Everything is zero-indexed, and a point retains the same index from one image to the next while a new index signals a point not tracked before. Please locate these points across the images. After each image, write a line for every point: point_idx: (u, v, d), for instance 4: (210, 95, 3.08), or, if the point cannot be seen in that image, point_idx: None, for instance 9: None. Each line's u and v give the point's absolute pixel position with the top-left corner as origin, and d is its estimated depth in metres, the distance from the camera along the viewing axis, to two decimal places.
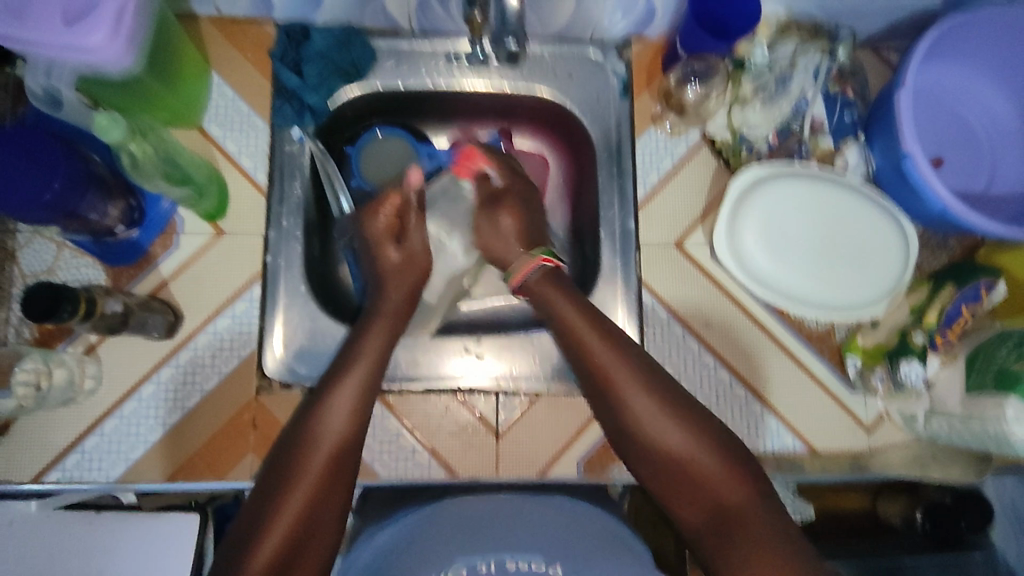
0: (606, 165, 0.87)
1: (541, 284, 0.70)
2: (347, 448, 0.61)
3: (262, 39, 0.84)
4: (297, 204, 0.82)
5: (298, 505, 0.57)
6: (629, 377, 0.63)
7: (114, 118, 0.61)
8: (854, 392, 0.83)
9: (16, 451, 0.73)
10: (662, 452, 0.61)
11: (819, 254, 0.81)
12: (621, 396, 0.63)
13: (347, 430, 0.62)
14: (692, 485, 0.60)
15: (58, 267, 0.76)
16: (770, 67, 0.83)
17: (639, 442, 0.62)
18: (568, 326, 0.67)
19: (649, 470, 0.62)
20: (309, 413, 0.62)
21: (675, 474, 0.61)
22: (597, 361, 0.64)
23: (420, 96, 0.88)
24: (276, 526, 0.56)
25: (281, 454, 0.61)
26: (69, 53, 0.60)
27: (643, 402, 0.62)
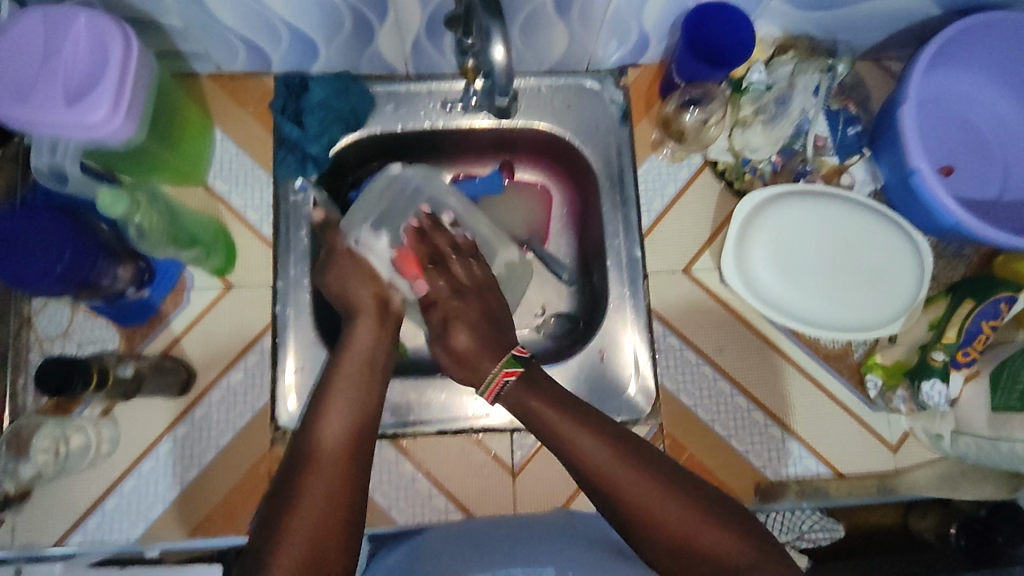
0: (609, 195, 0.86)
1: (513, 388, 0.65)
2: (356, 448, 0.60)
3: (262, 92, 0.85)
4: (304, 251, 0.81)
5: (317, 504, 0.56)
6: (622, 468, 0.59)
7: (117, 194, 0.61)
8: (875, 410, 0.82)
9: (38, 516, 0.74)
10: (667, 535, 0.57)
11: (831, 272, 0.80)
12: (607, 483, 0.59)
13: (352, 434, 0.61)
14: (704, 562, 0.57)
15: (73, 330, 0.77)
16: (769, 87, 0.81)
17: (642, 527, 0.58)
18: (547, 422, 0.62)
19: (649, 548, 0.59)
20: (311, 422, 0.62)
21: (686, 557, 0.57)
22: (580, 457, 0.60)
23: (421, 136, 0.89)
24: (296, 535, 0.54)
25: (288, 467, 0.59)
26: (72, 131, 0.61)
27: (639, 489, 0.58)
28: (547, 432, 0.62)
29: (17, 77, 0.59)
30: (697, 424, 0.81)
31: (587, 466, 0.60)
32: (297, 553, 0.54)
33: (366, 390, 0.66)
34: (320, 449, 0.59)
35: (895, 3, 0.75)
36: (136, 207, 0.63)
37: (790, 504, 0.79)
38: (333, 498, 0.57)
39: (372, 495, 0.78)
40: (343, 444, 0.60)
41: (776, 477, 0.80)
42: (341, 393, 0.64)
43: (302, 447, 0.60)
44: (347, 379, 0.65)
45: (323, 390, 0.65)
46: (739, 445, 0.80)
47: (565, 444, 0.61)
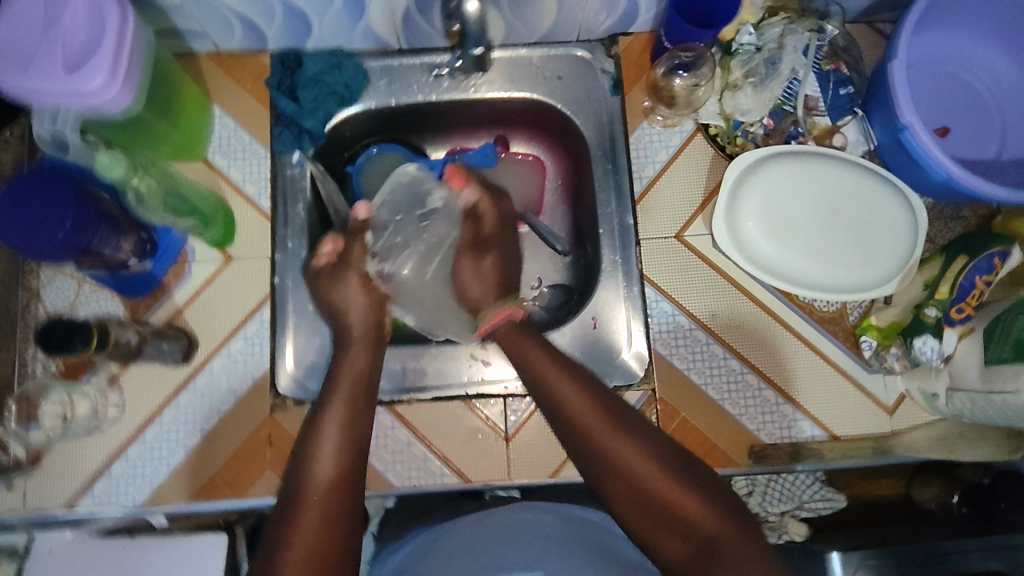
0: (601, 163, 0.87)
1: (510, 332, 0.69)
2: (342, 488, 0.60)
3: (259, 69, 0.87)
4: (301, 224, 0.84)
5: (304, 551, 0.57)
6: (597, 419, 0.62)
7: (115, 156, 0.64)
8: (871, 372, 0.81)
9: (48, 481, 0.76)
10: (635, 486, 0.60)
11: (824, 233, 0.79)
12: (595, 437, 0.62)
13: (339, 468, 0.60)
14: (683, 523, 0.59)
15: (79, 302, 0.80)
16: (758, 49, 0.81)
17: (617, 479, 0.61)
18: (534, 367, 0.66)
19: (627, 507, 0.61)
20: (303, 447, 0.62)
21: (653, 512, 0.60)
22: (565, 405, 0.63)
23: (416, 109, 0.91)
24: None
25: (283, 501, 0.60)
26: (70, 98, 0.63)
27: (616, 441, 0.61)
28: (534, 381, 0.66)
29: (20, 50, 0.62)
30: (692, 389, 0.81)
31: (568, 412, 0.63)
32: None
33: (359, 406, 0.64)
34: (308, 484, 0.59)
35: None
36: (133, 170, 0.66)
37: (785, 466, 0.79)
38: (317, 544, 0.58)
39: (369, 460, 0.79)
40: (324, 489, 0.59)
41: (771, 440, 0.80)
42: (336, 406, 0.63)
43: (292, 485, 0.60)
44: (343, 393, 0.64)
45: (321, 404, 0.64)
46: (733, 409, 0.80)
47: (549, 393, 0.64)
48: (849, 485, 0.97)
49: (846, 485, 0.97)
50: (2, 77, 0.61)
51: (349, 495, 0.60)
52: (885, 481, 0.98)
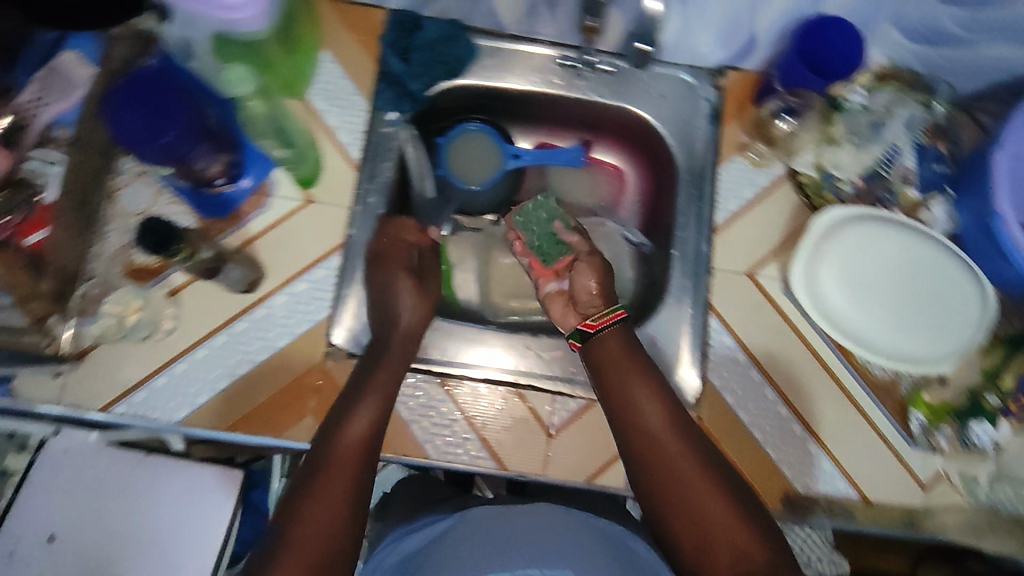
0: (687, 187, 0.87)
1: (609, 343, 0.75)
2: (364, 454, 0.66)
3: (373, 23, 0.87)
4: (386, 183, 0.84)
5: (335, 509, 0.61)
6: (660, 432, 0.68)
7: (242, 76, 0.75)
8: (914, 447, 0.82)
9: (87, 379, 0.75)
10: (704, 524, 0.63)
11: (895, 301, 0.80)
12: (652, 446, 0.68)
13: (364, 443, 0.66)
14: (717, 537, 0.63)
15: (154, 210, 0.79)
16: (867, 110, 0.82)
17: (664, 487, 0.66)
18: (612, 372, 0.73)
19: (671, 513, 0.65)
20: (336, 423, 0.68)
21: (690, 515, 0.64)
22: (654, 437, 0.68)
23: (516, 97, 0.92)
24: (304, 547, 0.59)
25: (313, 464, 0.65)
26: (212, 10, 0.63)
27: (697, 483, 0.65)
28: (625, 415, 0.70)
29: None
30: (737, 426, 0.81)
31: (656, 444, 0.68)
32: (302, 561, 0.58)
33: (392, 388, 0.71)
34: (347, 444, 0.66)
35: (998, 51, 0.77)
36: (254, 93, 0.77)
37: (815, 519, 0.80)
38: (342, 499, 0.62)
39: (409, 427, 0.78)
40: (353, 468, 0.65)
41: (806, 491, 0.80)
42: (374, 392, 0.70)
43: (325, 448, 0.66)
44: (379, 385, 0.71)
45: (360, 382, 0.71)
46: (774, 452, 0.80)
47: (638, 423, 0.69)
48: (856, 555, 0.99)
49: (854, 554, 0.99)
50: None
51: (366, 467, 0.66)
52: (892, 558, 1.00)
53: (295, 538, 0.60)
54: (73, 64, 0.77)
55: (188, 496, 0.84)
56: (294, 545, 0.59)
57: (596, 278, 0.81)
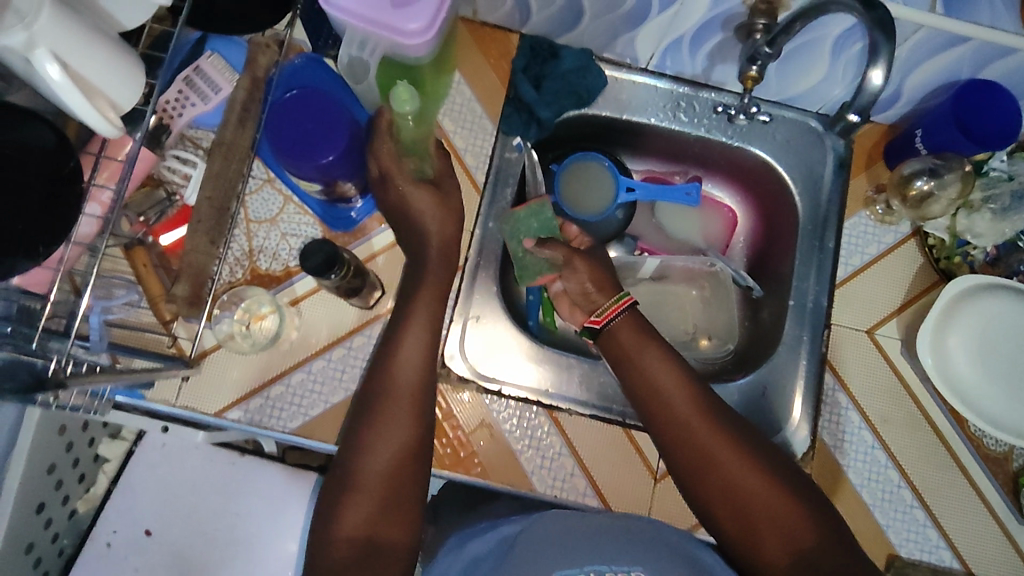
0: (808, 238, 0.86)
1: (622, 323, 0.76)
2: (417, 398, 0.70)
3: (507, 48, 0.87)
4: (505, 207, 0.85)
5: (383, 454, 0.66)
6: (689, 409, 0.70)
7: (412, 95, 0.63)
8: (1021, 523, 0.80)
9: (206, 382, 0.75)
10: (737, 490, 0.66)
11: (1007, 360, 0.77)
12: (683, 423, 0.70)
13: (414, 389, 0.70)
14: (753, 509, 0.65)
15: (281, 218, 0.79)
16: (1010, 178, 0.80)
17: (697, 461, 0.68)
18: (631, 351, 0.74)
19: (704, 488, 0.68)
20: (379, 370, 0.71)
21: (723, 490, 0.67)
22: (678, 411, 0.70)
23: (637, 129, 0.91)
24: (362, 494, 0.65)
25: (360, 414, 0.69)
26: (385, 32, 0.62)
27: (724, 449, 0.68)
28: (647, 390, 0.72)
29: None
30: (846, 485, 0.79)
31: (679, 415, 0.70)
32: (362, 504, 0.65)
33: (432, 324, 0.73)
34: (389, 400, 0.69)
35: None
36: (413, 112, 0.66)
37: None
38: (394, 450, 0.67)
39: (517, 456, 0.77)
40: (410, 395, 0.69)
41: (911, 559, 0.79)
42: (408, 345, 0.71)
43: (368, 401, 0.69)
44: (418, 338, 0.72)
45: (397, 328, 0.73)
46: (880, 517, 0.79)
47: (661, 400, 0.71)
48: None
49: None
50: None
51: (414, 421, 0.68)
52: None
53: (359, 480, 0.66)
54: (216, 66, 0.77)
55: (280, 501, 0.84)
56: (355, 495, 0.65)
57: (591, 279, 0.78)
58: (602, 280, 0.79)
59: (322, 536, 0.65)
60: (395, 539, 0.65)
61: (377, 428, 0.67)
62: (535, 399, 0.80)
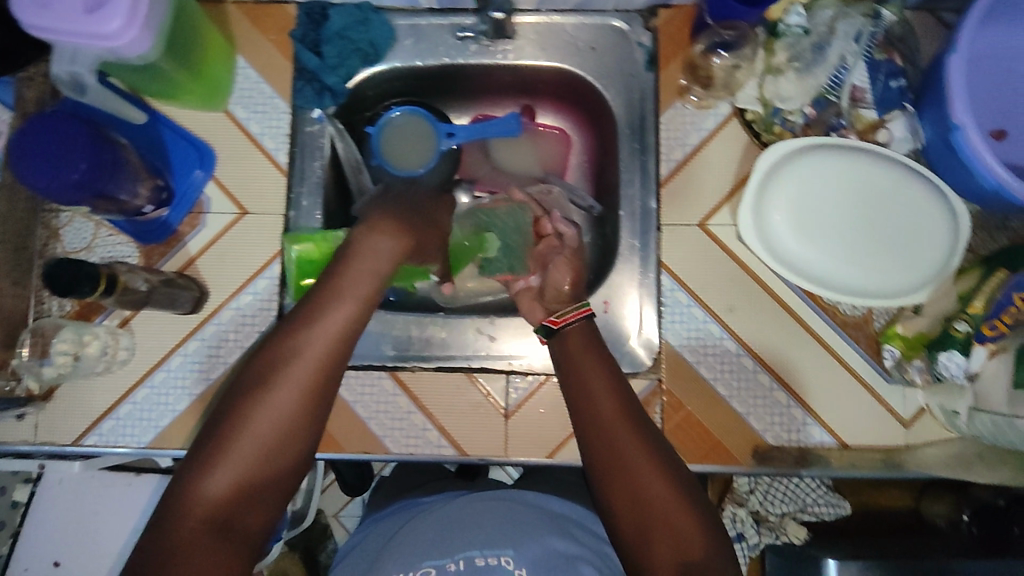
0: (628, 142, 0.83)
1: (574, 329, 0.70)
2: (331, 369, 0.57)
3: (286, 20, 0.85)
4: (317, 182, 0.83)
5: (276, 426, 0.55)
6: (619, 410, 0.62)
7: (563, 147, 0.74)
8: (890, 382, 0.78)
9: (57, 415, 0.78)
10: (641, 497, 0.58)
11: (852, 229, 0.75)
12: (607, 418, 0.62)
13: (328, 356, 0.57)
14: (652, 509, 0.58)
15: (95, 245, 0.80)
16: (808, 32, 0.75)
17: (609, 459, 0.60)
18: (570, 346, 0.69)
19: (607, 483, 0.60)
20: (299, 324, 0.57)
21: (629, 489, 0.59)
22: (604, 412, 0.62)
23: (443, 72, 0.88)
24: (238, 467, 0.54)
25: (260, 365, 0.56)
26: (86, 39, 0.61)
27: (640, 455, 0.60)
28: (578, 387, 0.65)
29: None
30: (698, 383, 0.79)
31: (602, 414, 0.62)
32: (224, 486, 0.54)
33: (376, 283, 0.61)
34: (289, 366, 0.56)
35: None
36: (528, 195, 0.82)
37: (790, 470, 0.77)
38: (285, 434, 0.56)
39: (368, 424, 0.79)
40: (321, 363, 0.57)
41: (777, 442, 0.78)
42: (335, 318, 0.58)
43: (265, 365, 0.56)
44: (341, 316, 0.58)
45: (323, 298, 0.58)
46: (740, 407, 0.78)
47: (590, 392, 0.64)
48: (857, 494, 0.99)
49: (855, 493, 0.99)
50: (22, 14, 0.60)
51: (319, 407, 0.58)
52: (896, 493, 0.99)
53: (230, 451, 0.54)
54: None
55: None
56: (225, 463, 0.54)
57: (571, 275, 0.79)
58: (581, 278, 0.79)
59: (167, 508, 0.53)
60: (250, 528, 0.55)
61: (268, 406, 0.55)
62: (379, 363, 0.81)
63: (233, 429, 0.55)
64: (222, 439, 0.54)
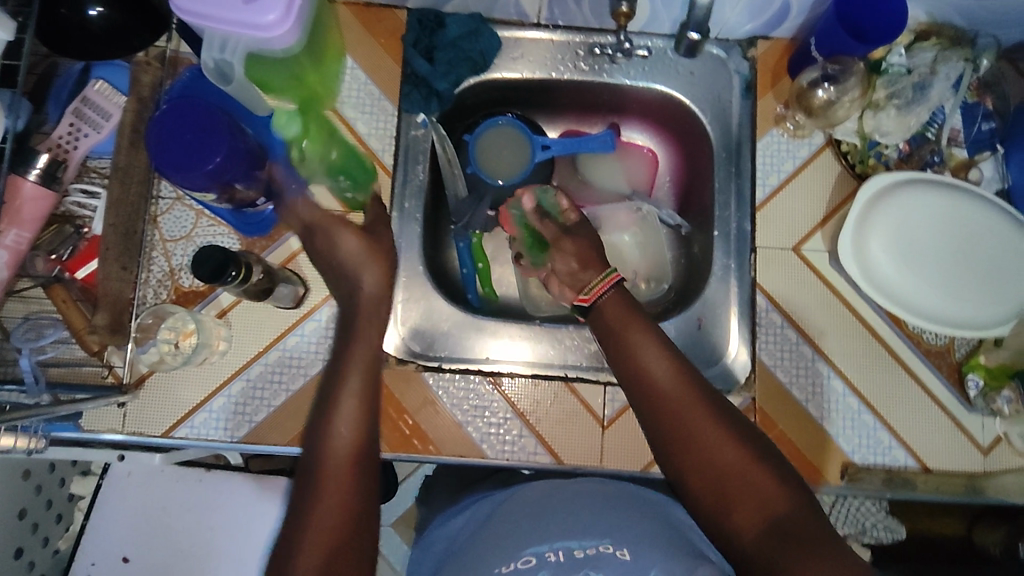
0: (723, 166, 0.86)
1: (613, 302, 0.71)
2: (367, 430, 0.63)
3: (396, 25, 0.86)
4: (419, 186, 0.85)
5: (340, 489, 0.59)
6: (671, 381, 0.64)
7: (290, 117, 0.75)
8: (971, 412, 0.81)
9: (149, 405, 0.77)
10: (711, 464, 0.60)
11: (930, 249, 0.79)
12: (662, 394, 0.64)
13: (362, 418, 0.64)
14: (722, 474, 0.59)
15: (196, 233, 0.80)
16: (909, 72, 0.80)
17: (674, 432, 0.62)
18: (613, 318, 0.70)
19: (679, 458, 0.62)
20: (324, 405, 0.65)
21: (700, 462, 0.60)
22: (659, 385, 0.64)
23: (542, 85, 0.90)
24: (317, 538, 0.57)
25: (310, 448, 0.63)
26: (239, 29, 0.62)
27: (698, 416, 0.62)
28: (630, 361, 0.66)
29: None
30: (790, 403, 0.81)
31: (658, 388, 0.64)
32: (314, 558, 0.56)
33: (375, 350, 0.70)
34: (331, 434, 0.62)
35: None
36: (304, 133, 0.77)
37: (877, 491, 0.79)
38: (351, 492, 0.59)
39: (464, 428, 0.79)
40: (357, 422, 0.63)
41: (865, 464, 0.80)
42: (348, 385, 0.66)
43: (314, 441, 0.63)
44: (356, 381, 0.66)
45: (335, 378, 0.67)
46: (831, 429, 0.80)
47: (642, 370, 0.65)
48: (913, 519, 1.02)
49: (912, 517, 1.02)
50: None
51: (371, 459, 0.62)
52: (949, 520, 1.02)
53: (312, 523, 0.57)
54: (104, 93, 0.77)
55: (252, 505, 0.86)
56: (306, 534, 0.57)
57: (579, 258, 0.78)
58: (588, 258, 0.78)
59: None
60: None
61: (330, 475, 0.60)
62: (477, 367, 0.81)
63: (305, 507, 0.58)
64: (301, 516, 0.58)
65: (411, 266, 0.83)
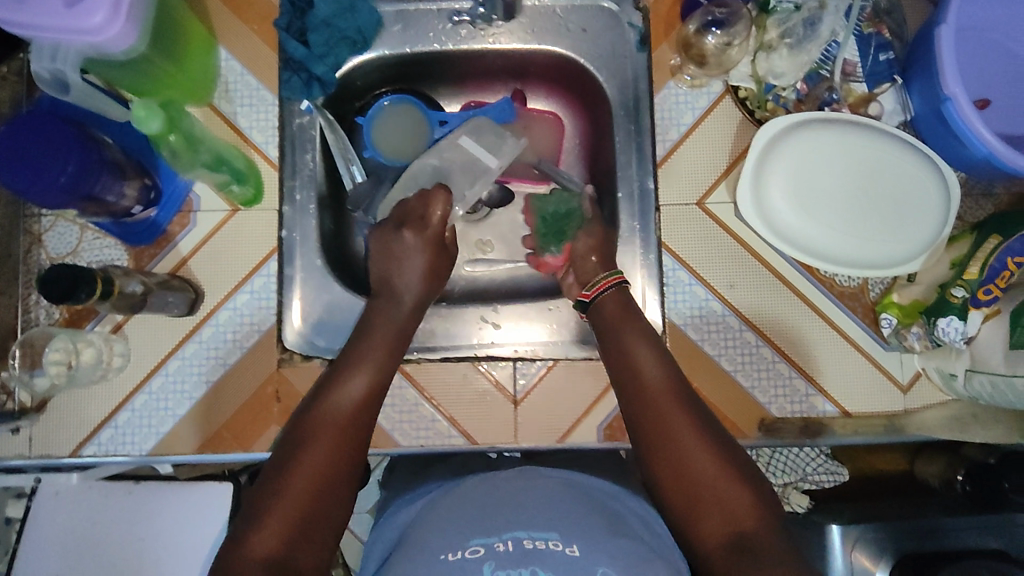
0: (623, 124, 0.83)
1: (613, 299, 0.72)
2: (366, 408, 0.65)
3: (268, 9, 0.82)
4: (310, 175, 0.82)
5: (323, 451, 0.60)
6: (659, 388, 0.64)
7: (149, 108, 0.64)
8: (888, 349, 0.80)
9: (54, 426, 0.76)
10: (689, 473, 0.58)
11: (849, 204, 0.76)
12: (648, 402, 0.63)
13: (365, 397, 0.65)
14: (698, 487, 0.58)
15: (81, 249, 0.78)
16: (798, 8, 0.77)
17: (653, 440, 0.61)
18: (610, 318, 0.71)
19: (655, 463, 0.60)
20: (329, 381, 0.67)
21: (676, 470, 0.59)
22: (648, 387, 0.64)
23: (430, 59, 0.87)
24: (291, 488, 0.57)
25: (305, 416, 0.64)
26: (68, 34, 0.59)
27: (680, 427, 0.61)
28: (622, 361, 0.67)
29: None
30: (703, 359, 0.80)
31: (645, 393, 0.64)
32: (278, 524, 0.55)
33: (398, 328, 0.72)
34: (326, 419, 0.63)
35: None
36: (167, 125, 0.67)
37: (795, 440, 0.79)
38: (331, 460, 0.60)
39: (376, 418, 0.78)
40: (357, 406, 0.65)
41: (782, 414, 0.79)
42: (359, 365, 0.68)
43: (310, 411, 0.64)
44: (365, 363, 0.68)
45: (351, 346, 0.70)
46: (747, 383, 0.79)
47: (633, 372, 0.66)
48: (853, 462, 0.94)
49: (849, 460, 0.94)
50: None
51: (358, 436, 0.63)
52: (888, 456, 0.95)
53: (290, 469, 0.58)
54: None
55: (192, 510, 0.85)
56: (279, 493, 0.57)
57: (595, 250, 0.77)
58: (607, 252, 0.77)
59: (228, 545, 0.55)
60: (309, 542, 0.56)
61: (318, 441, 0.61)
62: None
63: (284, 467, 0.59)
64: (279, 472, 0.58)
65: (310, 259, 0.81)
